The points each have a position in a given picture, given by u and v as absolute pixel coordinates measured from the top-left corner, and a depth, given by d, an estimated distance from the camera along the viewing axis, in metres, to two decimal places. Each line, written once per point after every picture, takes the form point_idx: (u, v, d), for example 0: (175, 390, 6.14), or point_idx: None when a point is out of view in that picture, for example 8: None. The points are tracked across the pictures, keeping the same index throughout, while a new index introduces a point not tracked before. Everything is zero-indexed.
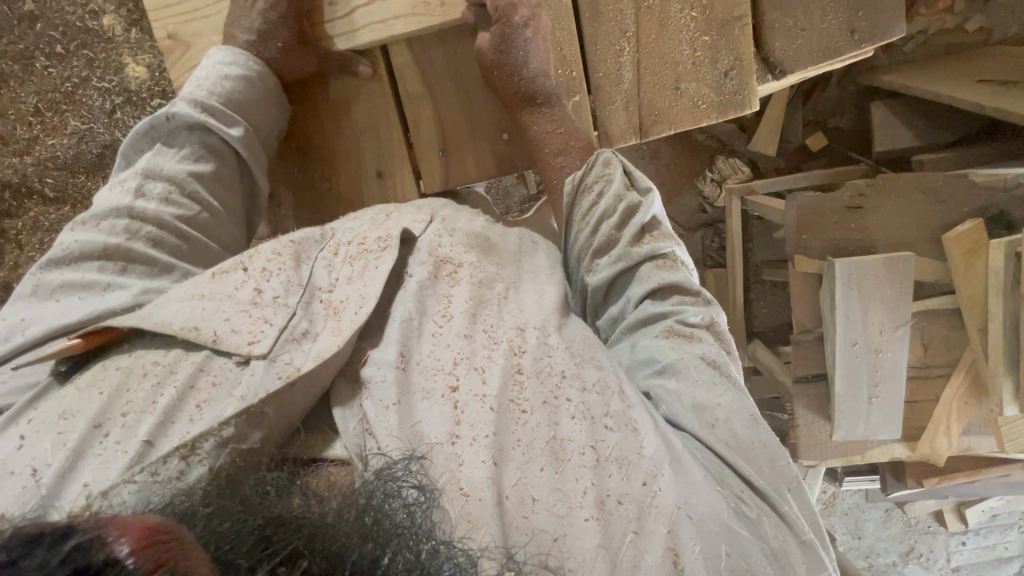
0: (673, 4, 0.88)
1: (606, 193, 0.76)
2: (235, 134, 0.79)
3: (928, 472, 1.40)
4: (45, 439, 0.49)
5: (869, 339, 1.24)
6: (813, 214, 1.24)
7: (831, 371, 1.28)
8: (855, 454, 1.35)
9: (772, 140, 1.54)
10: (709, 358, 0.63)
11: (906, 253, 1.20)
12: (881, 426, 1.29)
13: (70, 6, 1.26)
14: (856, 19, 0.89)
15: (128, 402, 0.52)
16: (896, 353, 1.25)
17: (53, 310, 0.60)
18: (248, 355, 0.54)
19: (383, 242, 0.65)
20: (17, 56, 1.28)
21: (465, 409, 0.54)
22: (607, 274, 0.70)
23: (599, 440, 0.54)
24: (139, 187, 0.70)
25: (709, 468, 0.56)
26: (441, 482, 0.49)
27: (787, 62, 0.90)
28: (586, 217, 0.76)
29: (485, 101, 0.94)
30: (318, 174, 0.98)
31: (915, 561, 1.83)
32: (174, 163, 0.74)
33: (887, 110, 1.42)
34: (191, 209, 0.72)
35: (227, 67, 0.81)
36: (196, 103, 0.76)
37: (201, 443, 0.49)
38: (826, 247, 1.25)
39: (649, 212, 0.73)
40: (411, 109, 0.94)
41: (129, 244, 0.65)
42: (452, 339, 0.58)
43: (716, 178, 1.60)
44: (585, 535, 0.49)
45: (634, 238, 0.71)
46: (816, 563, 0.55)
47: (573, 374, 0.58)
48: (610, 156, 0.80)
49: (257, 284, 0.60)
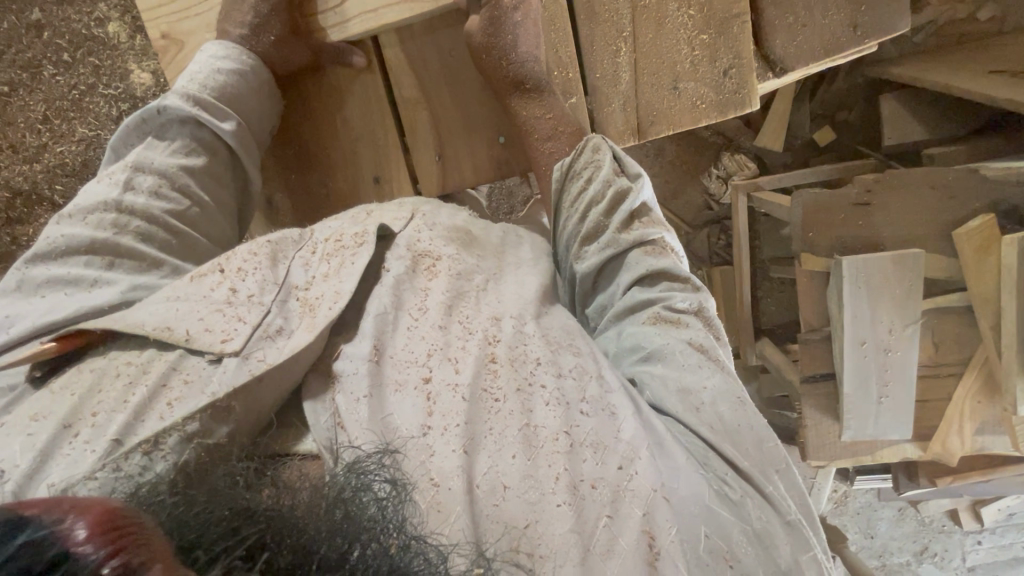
0: (671, 3, 0.87)
1: (595, 179, 0.75)
2: (227, 128, 0.79)
3: (941, 471, 1.38)
4: (14, 442, 0.49)
5: (878, 338, 1.22)
6: (819, 211, 1.22)
7: (839, 370, 1.26)
8: (865, 454, 1.33)
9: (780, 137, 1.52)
10: (697, 343, 0.62)
11: (916, 249, 1.17)
12: (891, 425, 1.27)
13: (74, 14, 1.27)
14: (859, 14, 0.88)
15: (99, 402, 0.52)
16: (906, 352, 1.22)
17: (39, 305, 0.61)
18: (221, 352, 0.54)
19: (360, 238, 0.65)
20: (24, 65, 1.29)
21: (437, 400, 0.54)
22: (596, 261, 0.69)
23: (573, 425, 0.54)
24: (128, 180, 0.71)
25: (689, 448, 0.55)
26: (414, 474, 0.50)
27: (788, 58, 0.88)
28: (575, 204, 0.75)
29: (476, 93, 0.93)
30: (316, 181, 0.99)
31: (929, 560, 1.80)
32: (165, 156, 0.74)
33: (896, 103, 1.39)
34: (181, 204, 0.73)
35: (220, 61, 0.81)
36: (188, 95, 0.76)
37: (165, 438, 0.49)
38: (833, 245, 1.23)
39: (638, 197, 0.72)
40: (403, 107, 0.94)
41: (117, 239, 0.66)
42: (426, 331, 0.59)
43: (721, 175, 1.57)
44: (557, 520, 0.49)
45: (623, 225, 0.70)
46: (804, 545, 0.53)
47: (549, 360, 0.59)
48: (599, 140, 0.79)
49: (232, 284, 0.60)
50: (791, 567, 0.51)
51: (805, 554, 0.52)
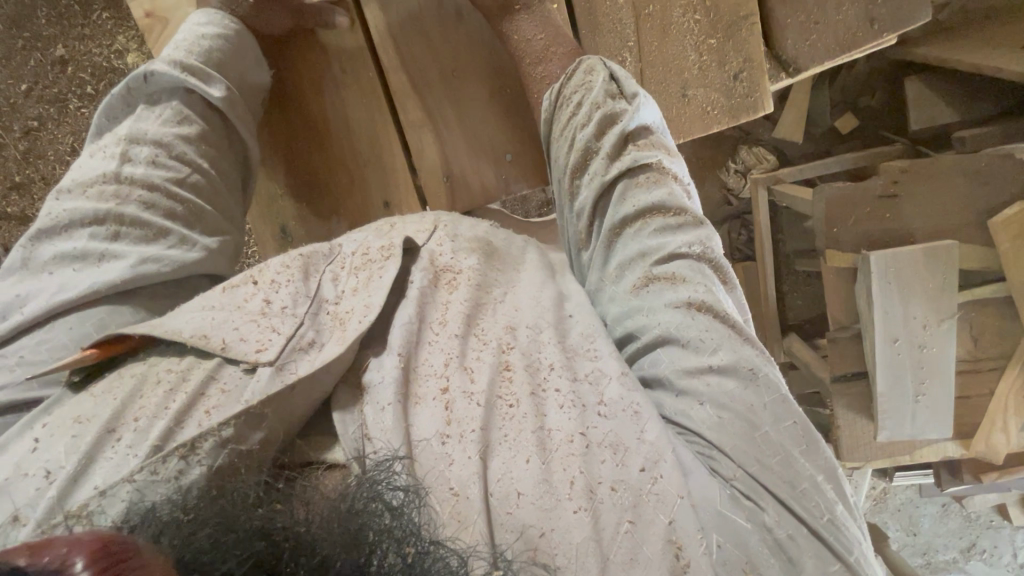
0: (675, 9, 0.85)
1: (585, 100, 0.74)
2: (216, 93, 0.80)
3: (987, 467, 1.32)
4: (60, 443, 0.52)
5: (912, 335, 1.17)
6: (842, 204, 1.18)
7: (872, 370, 1.22)
8: (902, 454, 1.29)
9: (799, 127, 1.46)
10: (696, 302, 0.59)
11: (947, 241, 1.13)
12: (930, 425, 1.22)
13: (95, 48, 1.32)
14: (875, 7, 0.80)
15: (141, 408, 0.53)
16: (942, 348, 1.17)
17: (52, 281, 0.66)
18: (255, 362, 0.55)
19: (386, 252, 0.66)
20: (51, 100, 1.34)
21: (454, 408, 0.54)
22: (589, 194, 0.69)
23: (589, 427, 0.54)
24: (125, 152, 0.74)
25: (696, 443, 0.54)
26: (430, 482, 0.51)
27: (801, 58, 0.85)
28: (566, 128, 0.75)
29: (480, 102, 0.92)
30: (330, 213, 1.00)
31: (977, 557, 1.72)
32: (160, 127, 0.76)
33: (923, 86, 1.32)
34: (180, 171, 0.75)
35: (204, 27, 0.83)
36: (175, 62, 0.78)
37: (201, 443, 0.49)
38: (859, 238, 1.18)
39: (635, 118, 0.70)
40: (409, 128, 0.94)
41: (121, 209, 0.69)
42: (446, 343, 0.59)
43: (739, 170, 1.52)
44: (573, 528, 0.49)
45: (615, 149, 0.69)
46: (834, 554, 0.49)
47: (564, 365, 0.58)
48: (593, 62, 0.78)
49: (266, 296, 0.62)
50: None
51: (837, 562, 0.49)
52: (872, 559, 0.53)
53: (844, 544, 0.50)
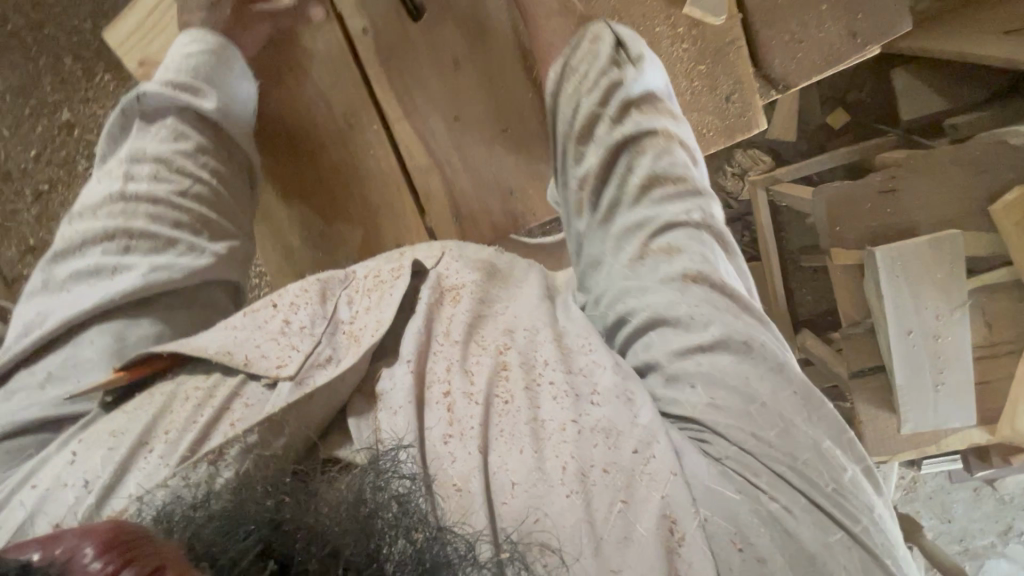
0: (665, 40, 0.86)
1: (591, 69, 0.71)
2: (207, 106, 0.78)
3: (1015, 450, 1.31)
4: (97, 454, 0.54)
5: (925, 326, 1.18)
6: (845, 203, 1.19)
7: (890, 362, 1.22)
8: (929, 445, 1.28)
9: (790, 126, 1.48)
10: (692, 274, 0.59)
11: (952, 231, 1.15)
12: (954, 413, 1.21)
13: (100, 109, 1.35)
14: (855, 22, 0.83)
15: (171, 422, 0.56)
16: (957, 336, 1.18)
17: (69, 297, 0.68)
18: (276, 377, 0.58)
19: (397, 272, 0.66)
20: (60, 162, 1.37)
21: (455, 409, 0.56)
22: (596, 159, 0.67)
23: (582, 414, 0.55)
24: (127, 172, 0.75)
25: (691, 430, 0.55)
26: (436, 476, 0.52)
27: (790, 76, 0.86)
28: (571, 98, 0.71)
29: (483, 142, 0.90)
30: (341, 254, 0.96)
31: (1017, 539, 1.69)
32: (158, 144, 0.76)
33: (911, 77, 1.35)
34: (183, 183, 0.75)
35: (189, 45, 0.80)
36: (166, 82, 0.77)
37: (228, 449, 0.52)
38: (864, 235, 1.20)
39: (639, 85, 0.69)
40: (420, 176, 0.91)
41: (130, 224, 0.71)
42: (449, 350, 0.61)
43: (735, 172, 1.54)
44: (566, 510, 0.50)
45: (620, 112, 0.68)
46: (834, 522, 0.50)
47: (559, 359, 0.59)
48: (599, 28, 0.74)
49: (286, 316, 0.64)
50: (817, 551, 0.49)
51: (836, 533, 0.50)
52: (888, 530, 0.53)
53: (849, 515, 0.50)
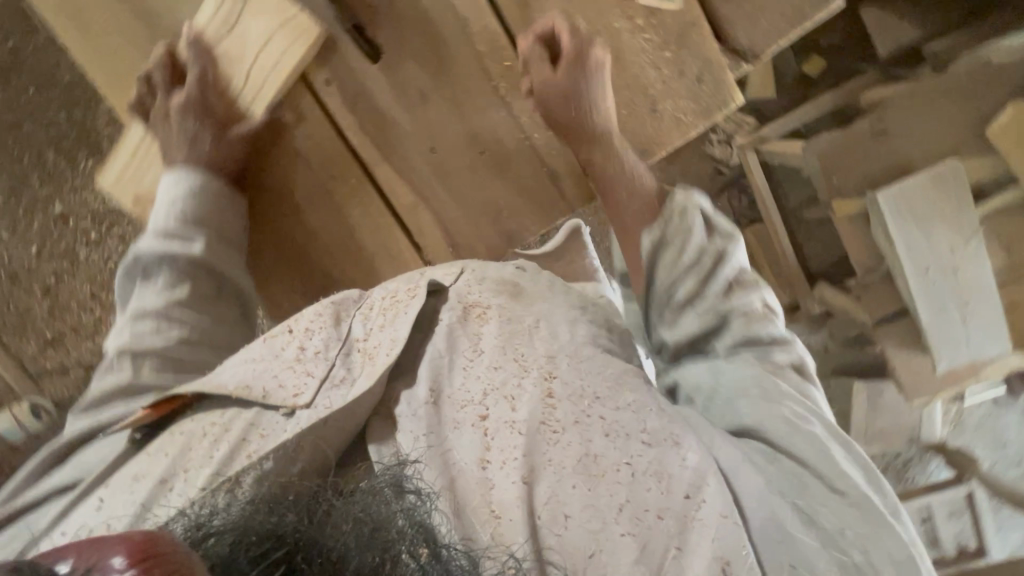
0: (625, 32, 0.83)
1: (689, 246, 0.75)
2: (198, 251, 0.81)
3: None
4: (121, 500, 0.56)
5: (942, 261, 1.26)
6: (839, 154, 1.31)
7: (912, 303, 1.30)
8: (967, 378, 1.33)
9: (769, 80, 1.39)
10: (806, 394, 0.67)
11: (950, 160, 1.25)
12: (986, 341, 1.29)
13: None
14: None
15: (192, 458, 0.58)
16: (976, 266, 1.26)
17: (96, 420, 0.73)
18: (294, 406, 0.60)
19: (412, 291, 0.67)
20: None
21: (494, 436, 0.57)
22: (695, 326, 0.72)
23: (634, 456, 0.56)
24: (131, 328, 0.78)
25: (778, 485, 0.59)
26: (475, 503, 0.54)
27: (758, 45, 0.83)
28: (667, 271, 0.75)
29: (463, 170, 0.88)
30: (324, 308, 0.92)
31: None
32: (156, 297, 0.79)
33: (880, 12, 1.29)
34: (181, 330, 0.79)
35: (177, 186, 0.82)
36: (158, 232, 0.80)
37: (243, 478, 0.54)
38: (861, 180, 1.30)
39: (735, 264, 0.73)
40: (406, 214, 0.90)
41: (139, 367, 0.75)
42: (481, 371, 0.61)
43: (722, 139, 1.41)
44: (620, 550, 0.52)
45: (724, 292, 0.72)
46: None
47: (606, 395, 0.60)
48: (690, 203, 0.76)
49: (301, 342, 0.65)
50: None
51: None
52: None
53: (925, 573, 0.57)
